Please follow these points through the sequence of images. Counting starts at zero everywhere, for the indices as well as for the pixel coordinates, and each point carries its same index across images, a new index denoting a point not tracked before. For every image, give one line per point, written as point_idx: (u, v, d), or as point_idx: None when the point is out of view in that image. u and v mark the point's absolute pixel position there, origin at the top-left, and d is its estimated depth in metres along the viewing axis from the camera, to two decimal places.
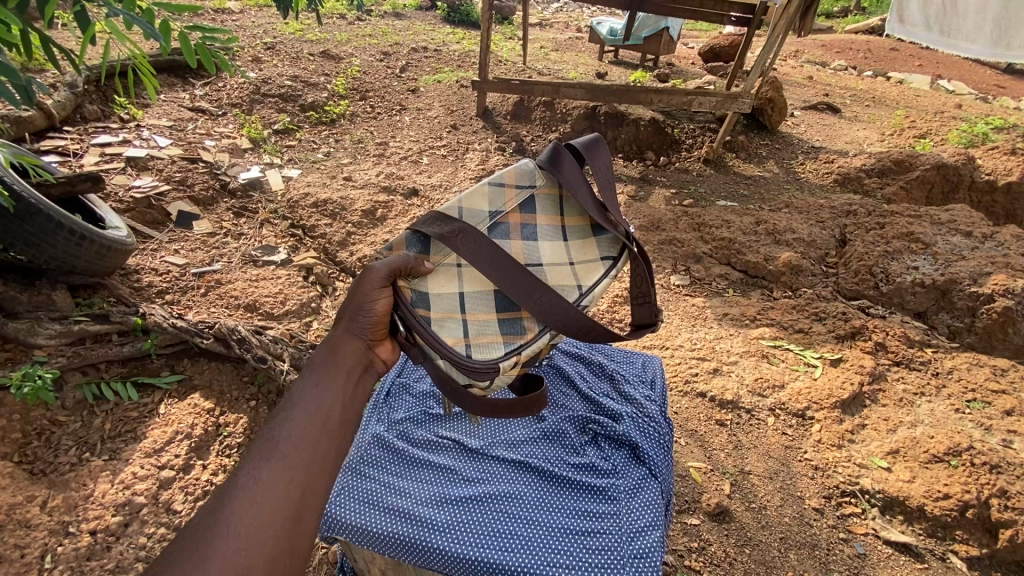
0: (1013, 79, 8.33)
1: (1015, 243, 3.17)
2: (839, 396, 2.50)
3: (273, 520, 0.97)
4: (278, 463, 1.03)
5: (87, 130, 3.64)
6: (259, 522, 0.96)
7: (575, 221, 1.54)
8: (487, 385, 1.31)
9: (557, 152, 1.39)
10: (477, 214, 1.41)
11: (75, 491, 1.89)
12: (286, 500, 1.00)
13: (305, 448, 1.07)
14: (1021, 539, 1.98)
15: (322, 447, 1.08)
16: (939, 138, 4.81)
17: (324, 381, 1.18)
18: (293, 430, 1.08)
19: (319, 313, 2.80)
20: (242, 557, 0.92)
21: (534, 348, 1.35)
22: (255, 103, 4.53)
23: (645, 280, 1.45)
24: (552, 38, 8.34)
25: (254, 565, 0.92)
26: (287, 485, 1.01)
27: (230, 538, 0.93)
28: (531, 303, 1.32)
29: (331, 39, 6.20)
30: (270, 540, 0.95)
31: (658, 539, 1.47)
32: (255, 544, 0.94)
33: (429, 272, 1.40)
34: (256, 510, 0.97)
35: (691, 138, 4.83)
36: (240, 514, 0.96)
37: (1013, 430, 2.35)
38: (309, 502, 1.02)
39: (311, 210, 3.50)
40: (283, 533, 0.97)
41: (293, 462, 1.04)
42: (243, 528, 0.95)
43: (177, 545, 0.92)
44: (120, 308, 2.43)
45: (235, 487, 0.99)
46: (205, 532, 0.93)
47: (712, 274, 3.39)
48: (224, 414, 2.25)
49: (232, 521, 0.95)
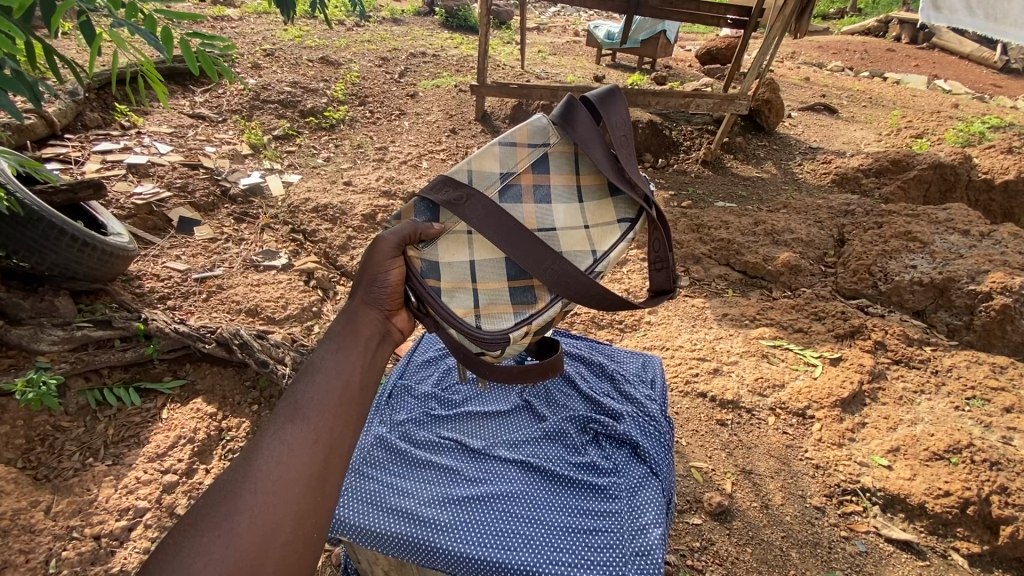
0: (1011, 79, 8.34)
1: (1012, 241, 3.19)
2: (839, 395, 2.52)
3: (300, 478, 1.00)
4: (302, 424, 1.05)
5: (88, 137, 3.66)
6: (286, 480, 0.99)
7: (591, 180, 1.51)
8: (499, 353, 1.36)
9: (570, 106, 1.41)
10: (487, 177, 1.40)
11: (79, 496, 1.90)
12: (311, 460, 1.02)
13: (327, 412, 1.09)
14: (1022, 535, 2.00)
15: (344, 413, 1.10)
16: (936, 137, 4.82)
17: (345, 349, 1.20)
18: (315, 394, 1.11)
19: (320, 317, 2.81)
20: (271, 513, 0.95)
21: (545, 317, 1.38)
22: (254, 109, 4.54)
23: (664, 245, 1.54)
24: (551, 41, 8.38)
25: (282, 520, 0.95)
26: (313, 443, 1.04)
27: (258, 495, 0.96)
28: (542, 271, 1.34)
29: (330, 45, 6.23)
30: (296, 498, 0.98)
31: (660, 535, 1.48)
32: (282, 500, 0.97)
33: (439, 238, 1.39)
34: (284, 468, 1.00)
35: (689, 139, 4.85)
36: (267, 471, 0.99)
37: (1012, 427, 2.36)
38: (333, 462, 1.05)
39: (312, 214, 3.52)
40: (309, 492, 0.99)
41: (317, 424, 1.06)
42: (270, 485, 0.97)
43: (208, 501, 0.96)
44: (122, 314, 2.45)
45: (261, 448, 1.02)
46: (235, 488, 0.96)
47: (711, 275, 3.41)
48: (226, 419, 2.26)
49: (260, 478, 0.98)
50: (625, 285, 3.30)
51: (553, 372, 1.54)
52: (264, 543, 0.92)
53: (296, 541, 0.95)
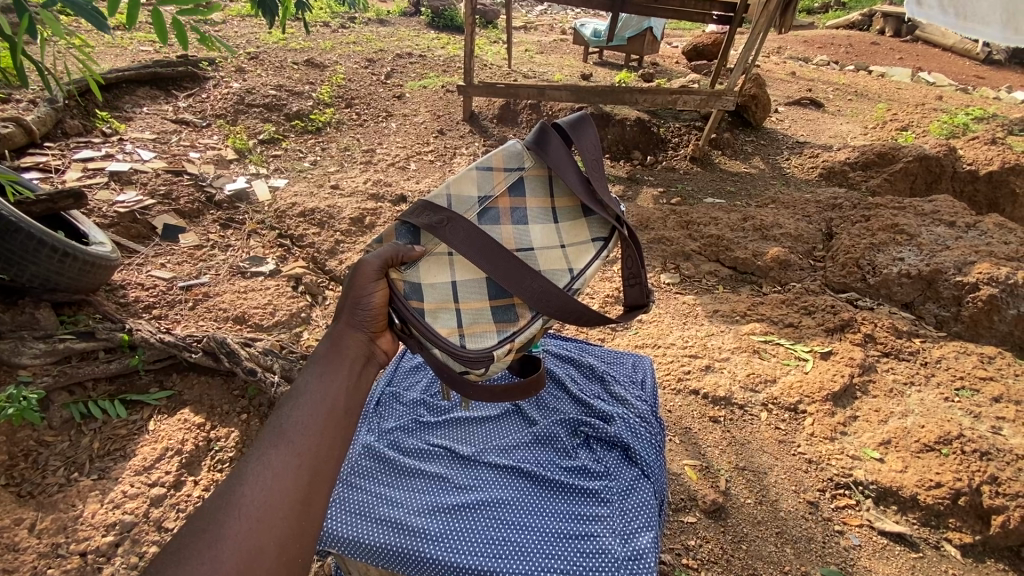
0: (993, 71, 8.45)
1: (997, 232, 3.24)
2: (831, 389, 2.53)
3: (285, 503, 0.97)
4: (287, 449, 1.03)
5: (68, 145, 3.60)
6: (269, 505, 0.96)
7: (565, 202, 1.51)
8: (482, 372, 1.32)
9: (543, 131, 1.40)
10: (466, 201, 1.40)
11: (64, 512, 1.85)
12: (295, 485, 0.99)
13: (313, 436, 1.06)
14: (1013, 525, 2.00)
15: (329, 434, 1.08)
16: (921, 130, 4.87)
17: (330, 371, 1.18)
18: (300, 415, 1.08)
19: (309, 323, 2.78)
20: (255, 538, 0.93)
21: (527, 334, 1.34)
22: (239, 113, 4.50)
23: (636, 263, 1.48)
24: (537, 40, 8.37)
25: (266, 545, 0.93)
26: (300, 464, 1.02)
27: (242, 519, 0.94)
28: (523, 289, 1.32)
29: (316, 47, 6.19)
30: (281, 522, 0.96)
31: (651, 540, 1.47)
32: (266, 526, 0.94)
33: (420, 260, 1.37)
34: (270, 492, 0.97)
35: (677, 137, 4.82)
36: (250, 496, 0.96)
37: (1001, 417, 2.39)
38: (320, 483, 1.03)
39: (299, 219, 3.48)
40: (294, 517, 0.97)
41: (302, 448, 1.04)
42: (254, 509, 0.95)
43: (191, 526, 0.93)
44: (106, 325, 2.40)
45: (245, 472, 0.99)
46: (218, 513, 0.94)
47: (701, 272, 3.39)
48: (215, 429, 2.22)
49: (243, 502, 0.95)
50: (616, 284, 3.30)
51: (535, 389, 1.53)
52: (247, 568, 0.89)
53: (281, 564, 0.93)
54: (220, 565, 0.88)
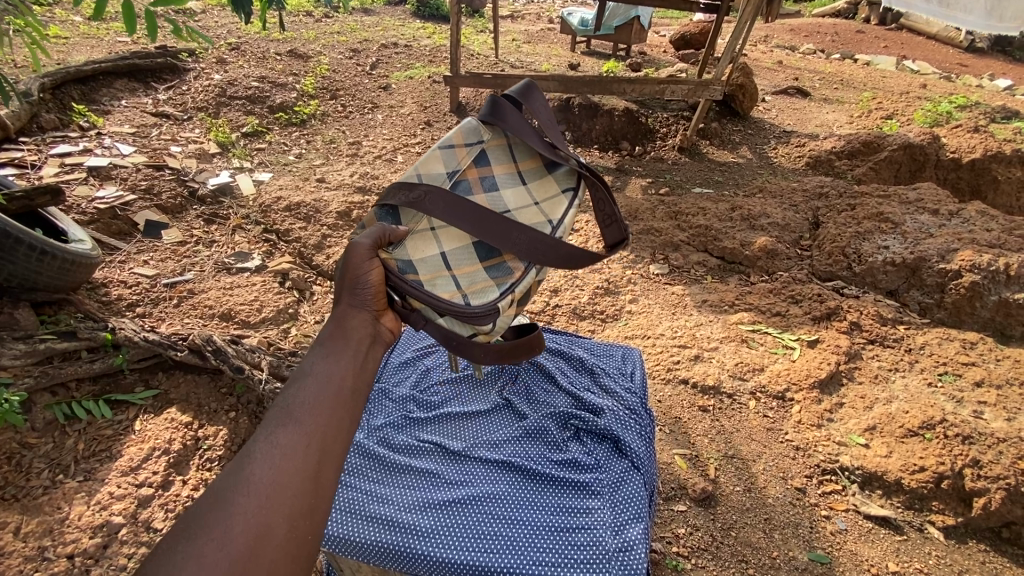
0: (976, 59, 8.55)
1: (979, 219, 3.27)
2: (817, 376, 2.55)
3: (294, 481, 0.95)
4: (294, 427, 1.00)
5: (44, 140, 3.52)
6: (278, 482, 0.94)
7: (529, 163, 1.52)
8: (490, 328, 1.31)
9: (495, 102, 1.40)
10: (435, 178, 1.40)
11: (49, 515, 1.82)
12: (304, 464, 0.97)
13: (322, 414, 1.04)
14: (994, 506, 2.03)
15: (337, 412, 1.05)
16: (905, 118, 4.91)
17: (335, 352, 1.14)
18: (307, 394, 1.06)
19: (296, 319, 2.74)
20: (265, 515, 0.90)
21: (525, 283, 1.36)
22: (221, 106, 4.42)
23: (608, 202, 1.50)
24: (524, 29, 8.31)
25: (275, 521, 0.90)
26: (308, 445, 0.99)
27: (251, 497, 0.91)
28: (512, 244, 1.31)
29: (299, 38, 6.10)
30: (290, 499, 0.93)
31: (641, 531, 1.47)
32: (274, 504, 0.92)
33: (405, 239, 1.36)
34: (275, 474, 0.94)
35: (665, 127, 4.82)
36: (259, 474, 0.94)
37: (983, 401, 2.42)
38: (328, 463, 0.99)
39: (284, 214, 3.42)
40: (304, 494, 0.95)
41: (310, 426, 1.01)
42: (262, 487, 0.93)
43: (201, 504, 0.91)
44: (88, 324, 2.35)
45: (253, 451, 0.97)
46: (228, 490, 0.92)
47: (690, 262, 3.39)
48: (203, 427, 2.18)
49: (251, 480, 0.93)
50: (606, 276, 3.29)
51: (540, 348, 1.51)
52: (256, 547, 0.87)
53: (291, 542, 0.90)
54: (231, 542, 0.86)
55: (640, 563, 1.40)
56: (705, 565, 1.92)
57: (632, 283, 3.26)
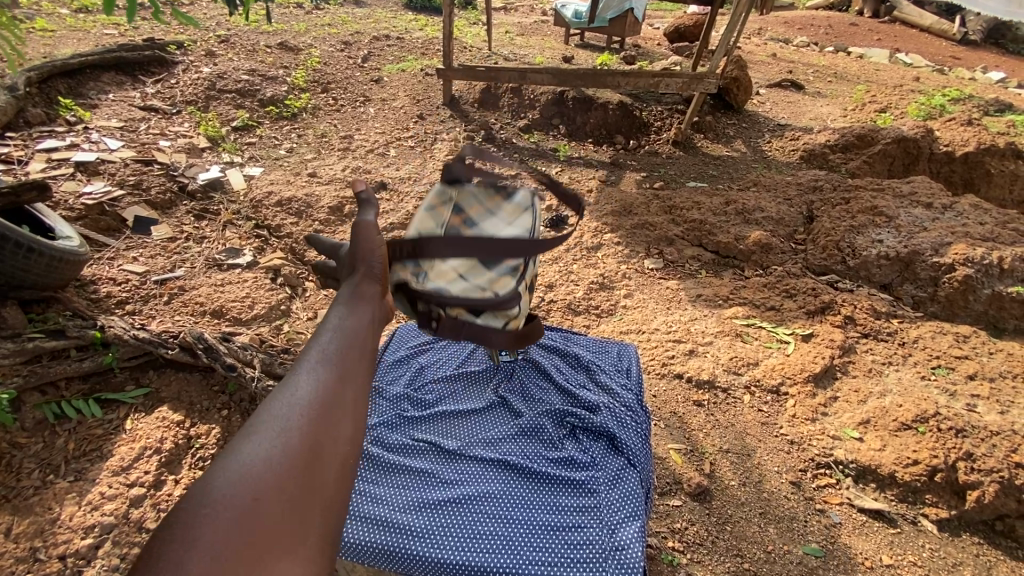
0: (968, 52, 8.59)
1: (972, 212, 3.28)
2: (812, 370, 2.54)
3: (340, 411, 1.06)
4: (332, 367, 1.12)
5: (31, 135, 3.48)
6: (327, 408, 1.04)
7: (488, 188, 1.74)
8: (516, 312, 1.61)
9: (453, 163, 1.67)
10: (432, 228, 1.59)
11: (40, 516, 1.80)
12: (345, 398, 1.08)
13: (354, 359, 1.16)
14: (988, 499, 2.03)
15: (365, 360, 1.18)
16: (899, 111, 4.92)
17: (356, 310, 1.25)
18: (339, 340, 1.17)
19: (288, 316, 2.72)
20: (317, 434, 1.01)
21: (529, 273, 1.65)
22: (211, 100, 4.38)
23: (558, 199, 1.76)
24: (517, 22, 8.27)
25: (325, 441, 1.01)
26: (343, 385, 1.09)
27: (304, 417, 1.01)
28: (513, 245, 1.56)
29: (289, 30, 6.04)
30: (337, 425, 1.04)
31: (637, 530, 1.46)
32: (325, 426, 1.02)
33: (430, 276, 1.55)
34: (319, 404, 1.03)
35: (659, 120, 4.76)
36: (308, 399, 1.04)
37: (976, 395, 2.42)
38: (360, 403, 1.10)
39: (275, 209, 3.39)
40: (348, 423, 1.06)
41: (346, 369, 1.13)
42: (312, 410, 1.03)
43: (256, 420, 0.99)
44: (77, 323, 2.32)
45: (299, 382, 1.07)
46: (281, 410, 1.01)
47: (684, 256, 3.38)
48: (195, 426, 2.15)
49: (301, 404, 1.03)
50: (600, 270, 3.28)
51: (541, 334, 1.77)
52: (313, 458, 0.97)
53: (339, 461, 1.02)
54: (292, 449, 0.96)
55: (636, 562, 1.39)
56: (700, 560, 1.92)
57: (626, 277, 3.25)
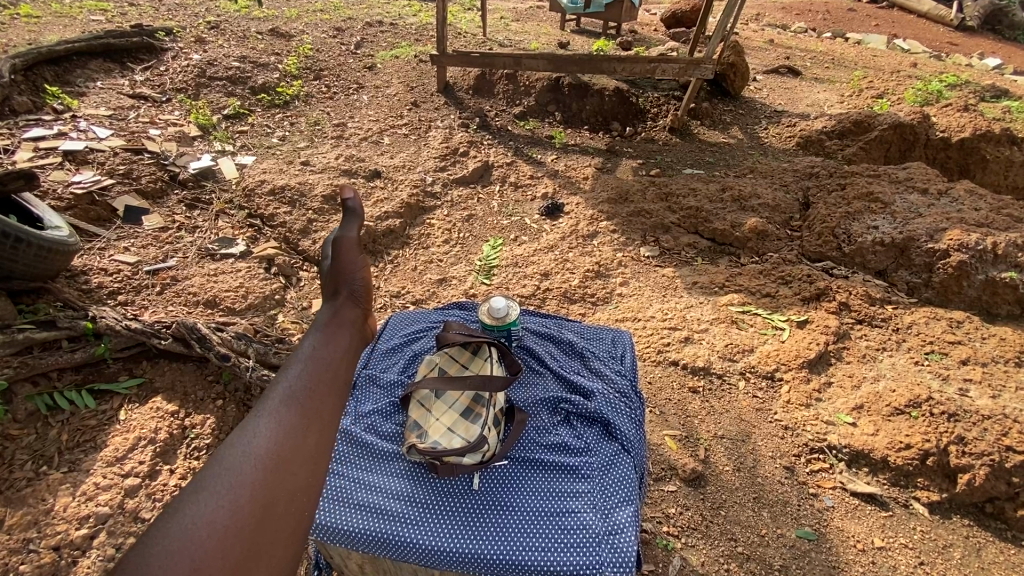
0: (965, 38, 8.55)
1: (968, 198, 3.28)
2: (806, 356, 2.55)
3: (277, 461, 1.54)
4: (281, 420, 1.63)
5: (17, 124, 3.43)
6: (265, 462, 1.52)
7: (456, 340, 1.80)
8: (490, 447, 1.54)
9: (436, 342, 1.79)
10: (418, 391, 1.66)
11: (33, 507, 1.79)
12: (292, 451, 1.58)
13: (303, 414, 1.67)
14: (978, 482, 2.04)
15: (311, 411, 1.70)
16: (896, 97, 4.90)
17: (325, 347, 1.88)
18: (292, 394, 1.71)
19: (283, 305, 2.71)
20: (254, 487, 1.47)
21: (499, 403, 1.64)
22: (201, 87, 4.32)
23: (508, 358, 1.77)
24: (512, 7, 8.17)
25: (260, 488, 1.47)
26: (292, 441, 1.60)
27: (248, 470, 1.50)
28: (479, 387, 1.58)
29: (280, 16, 5.95)
30: (282, 477, 1.53)
31: (631, 514, 1.46)
32: (262, 479, 1.49)
33: (417, 428, 1.59)
34: (266, 459, 1.53)
35: (656, 106, 4.71)
36: (255, 450, 1.55)
37: (969, 379, 2.43)
38: (303, 454, 1.60)
39: (269, 198, 3.34)
40: (284, 475, 1.53)
41: (292, 423, 1.63)
42: (254, 467, 1.51)
43: (211, 471, 1.48)
44: (68, 313, 2.30)
45: (254, 435, 1.58)
46: (230, 468, 1.48)
47: (680, 244, 3.37)
48: (190, 416, 2.14)
49: (248, 458, 1.52)
50: (596, 258, 3.27)
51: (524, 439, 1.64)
52: (252, 511, 1.42)
53: (279, 504, 1.48)
54: (232, 505, 1.41)
55: (629, 547, 1.39)
56: (694, 544, 1.93)
57: (622, 265, 3.23)
